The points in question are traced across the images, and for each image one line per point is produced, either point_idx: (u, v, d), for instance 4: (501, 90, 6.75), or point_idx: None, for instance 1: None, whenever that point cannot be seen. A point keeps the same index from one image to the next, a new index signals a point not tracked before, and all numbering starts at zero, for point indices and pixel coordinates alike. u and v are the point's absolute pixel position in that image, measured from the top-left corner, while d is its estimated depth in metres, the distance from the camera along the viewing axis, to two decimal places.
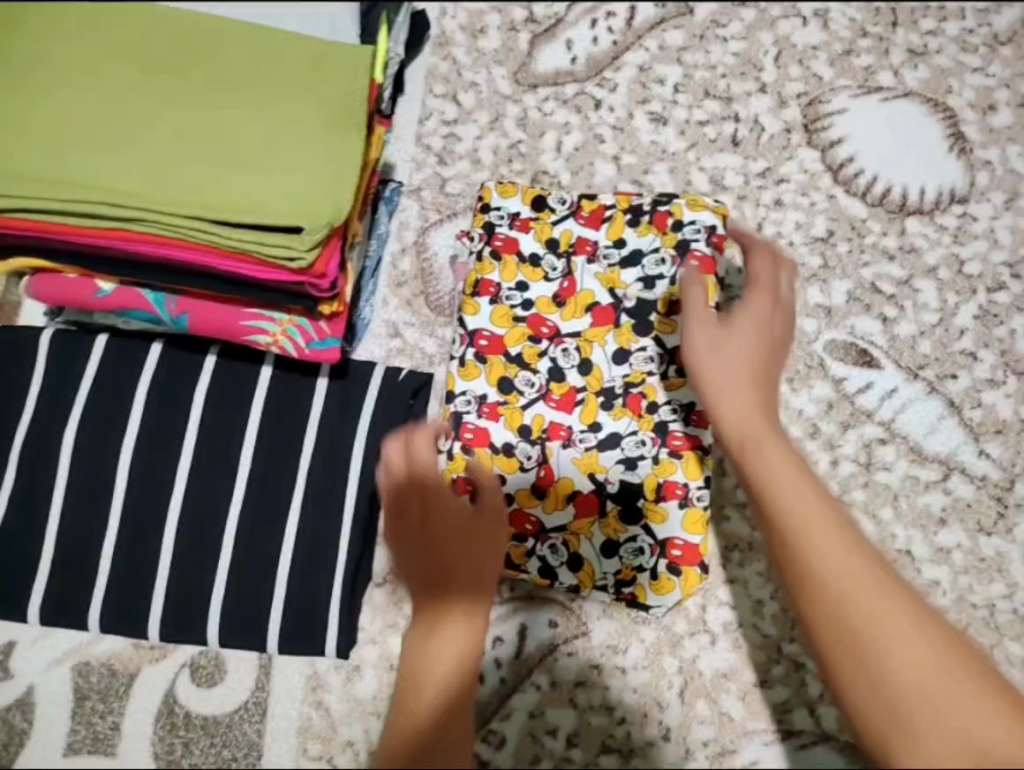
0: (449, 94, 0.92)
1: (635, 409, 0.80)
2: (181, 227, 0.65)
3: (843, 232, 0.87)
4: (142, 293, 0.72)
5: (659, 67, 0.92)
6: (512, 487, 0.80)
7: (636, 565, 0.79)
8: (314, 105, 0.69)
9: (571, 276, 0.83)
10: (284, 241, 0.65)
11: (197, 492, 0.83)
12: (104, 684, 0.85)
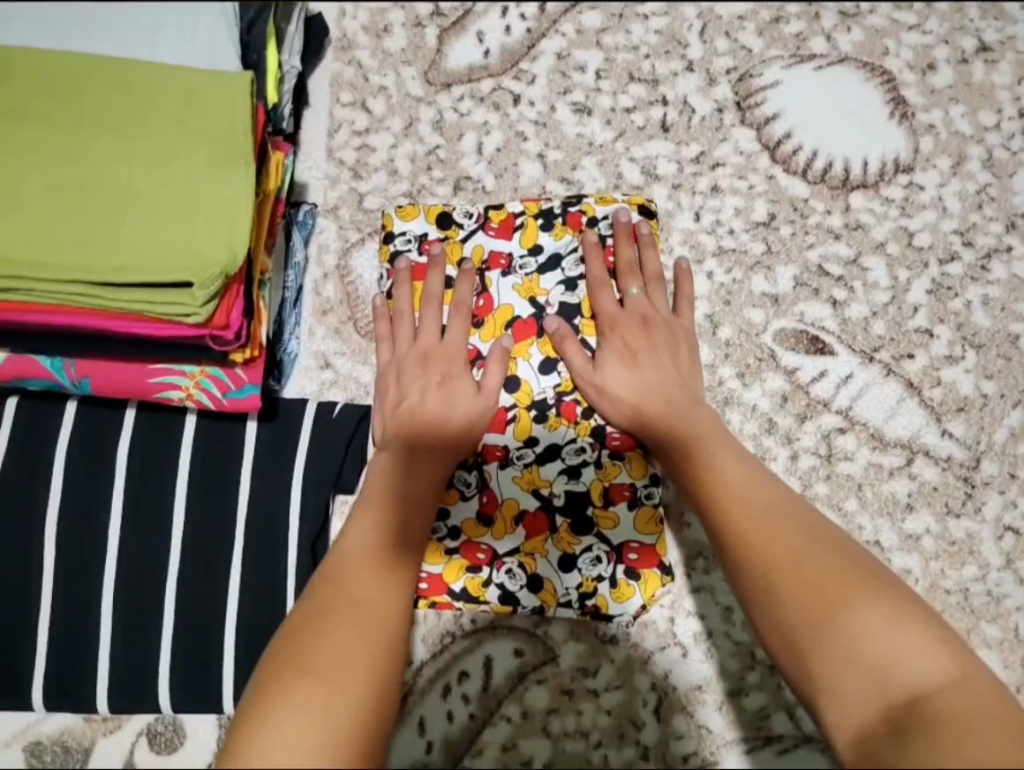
0: (358, 102, 0.86)
1: (570, 417, 0.77)
2: (61, 293, 0.60)
3: (785, 214, 0.83)
4: (38, 360, 0.67)
5: (578, 53, 0.86)
6: (456, 519, 0.77)
7: (595, 575, 0.76)
8: (196, 145, 0.63)
9: (487, 292, 0.79)
10: (175, 299, 0.60)
11: (131, 553, 0.77)
12: (59, 761, 0.80)
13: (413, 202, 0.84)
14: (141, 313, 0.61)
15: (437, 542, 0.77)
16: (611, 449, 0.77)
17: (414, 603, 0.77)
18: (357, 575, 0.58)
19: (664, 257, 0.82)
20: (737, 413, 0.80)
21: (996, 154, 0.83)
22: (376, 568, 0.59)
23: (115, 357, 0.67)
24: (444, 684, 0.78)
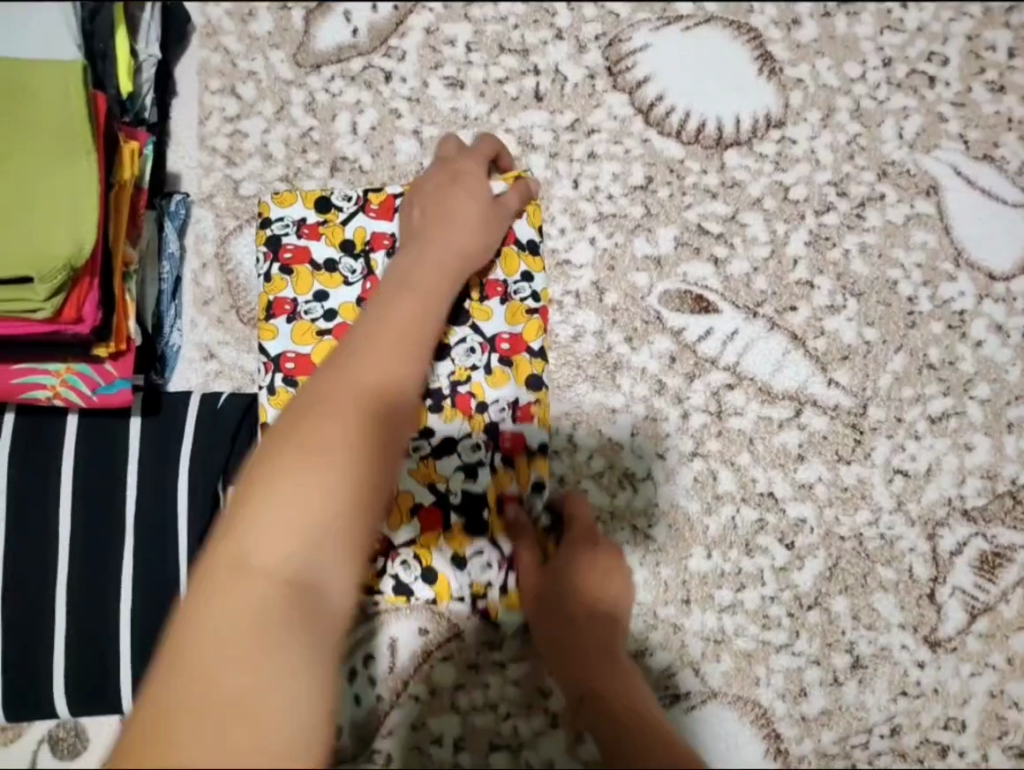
0: (228, 88, 0.84)
1: (465, 409, 0.76)
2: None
3: (662, 177, 0.83)
4: None
5: (447, 27, 0.85)
6: None
7: (486, 581, 0.75)
8: (35, 135, 0.61)
9: (373, 275, 0.78)
10: (18, 296, 0.58)
11: (16, 558, 0.73)
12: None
13: (292, 189, 0.82)
14: None
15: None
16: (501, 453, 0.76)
17: None
18: (299, 488, 0.42)
19: (545, 225, 0.82)
20: (627, 377, 0.81)
21: (864, 105, 0.84)
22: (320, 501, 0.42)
23: None
24: (349, 668, 0.77)
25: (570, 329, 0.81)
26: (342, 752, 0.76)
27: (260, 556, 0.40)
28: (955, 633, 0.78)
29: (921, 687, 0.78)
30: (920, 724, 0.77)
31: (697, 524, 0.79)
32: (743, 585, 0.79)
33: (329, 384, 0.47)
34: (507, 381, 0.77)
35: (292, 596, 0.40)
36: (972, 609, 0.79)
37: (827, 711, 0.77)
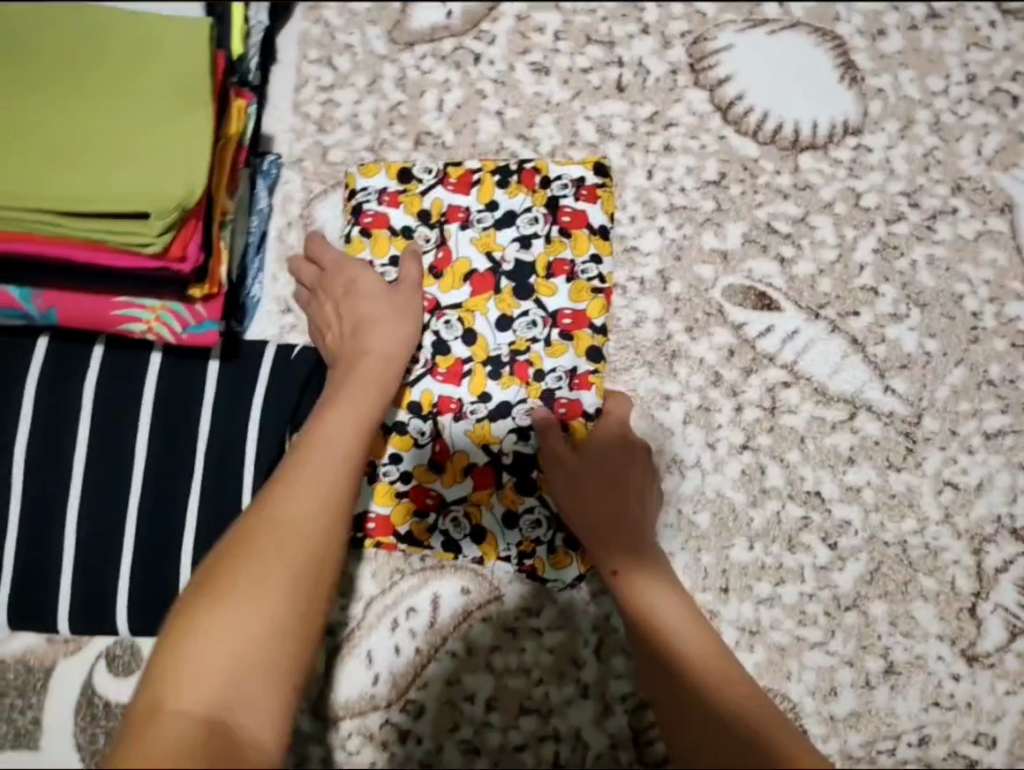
0: (325, 59, 0.88)
1: (522, 377, 0.79)
2: (26, 217, 0.62)
3: (735, 174, 0.85)
4: (6, 289, 0.68)
5: (537, 15, 0.88)
6: (408, 464, 0.79)
7: (536, 537, 0.78)
8: (161, 82, 0.66)
9: (446, 244, 0.82)
10: (133, 228, 0.62)
11: (96, 481, 0.78)
12: (21, 680, 0.80)
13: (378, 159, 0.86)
14: (100, 241, 0.63)
15: (389, 485, 0.79)
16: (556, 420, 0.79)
17: (360, 542, 0.79)
18: (223, 627, 0.52)
19: (617, 212, 0.84)
20: (684, 366, 0.82)
21: (944, 118, 0.85)
22: (248, 630, 0.52)
23: (79, 286, 0.67)
24: (392, 619, 0.80)
25: (632, 314, 0.83)
26: (378, 698, 0.79)
27: (170, 712, 0.48)
28: (994, 649, 0.78)
29: (954, 700, 0.78)
30: (950, 736, 0.77)
31: (741, 516, 0.80)
32: (782, 580, 0.79)
33: (278, 500, 0.60)
34: (566, 352, 0.79)
35: (203, 740, 0.47)
36: (1013, 627, 0.78)
37: (856, 714, 0.78)
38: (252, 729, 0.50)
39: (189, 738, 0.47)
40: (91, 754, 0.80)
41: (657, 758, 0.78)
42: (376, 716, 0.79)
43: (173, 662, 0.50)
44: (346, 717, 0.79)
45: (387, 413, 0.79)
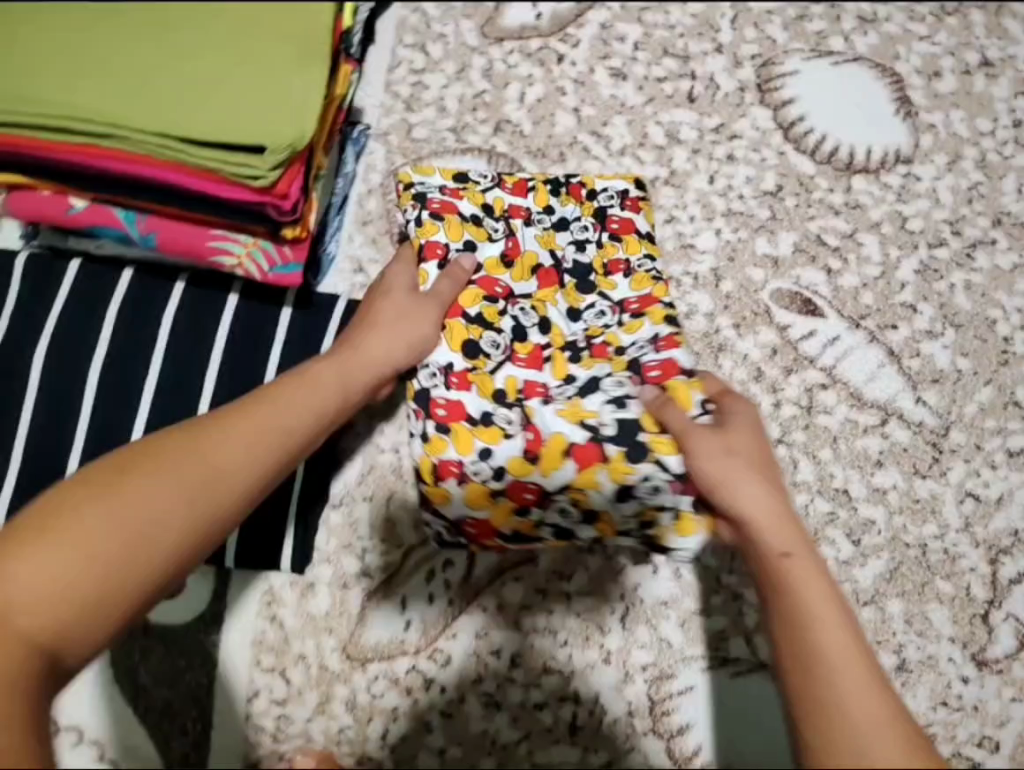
0: (419, 45, 0.95)
1: (603, 355, 0.76)
2: (150, 142, 0.66)
3: (791, 187, 0.91)
4: (113, 211, 0.73)
5: (620, 26, 0.95)
6: (501, 458, 0.72)
7: (658, 505, 0.71)
8: (289, 29, 0.69)
9: (513, 236, 0.80)
10: (246, 160, 0.66)
11: (162, 404, 0.81)
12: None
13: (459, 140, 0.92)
14: (213, 170, 0.67)
15: (482, 485, 0.72)
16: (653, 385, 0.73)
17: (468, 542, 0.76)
18: (106, 539, 0.49)
19: (678, 211, 0.90)
20: (729, 360, 0.87)
21: (989, 157, 0.91)
22: (124, 554, 0.50)
23: (182, 215, 0.72)
24: (428, 568, 0.82)
25: (684, 306, 0.88)
26: (407, 644, 0.80)
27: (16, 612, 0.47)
28: (1004, 656, 0.81)
29: (962, 703, 0.80)
30: (955, 738, 0.80)
31: None
32: None
33: (211, 435, 0.58)
34: (642, 329, 0.77)
35: (34, 659, 0.46)
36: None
37: None
38: (81, 659, 0.49)
39: (21, 650, 0.46)
40: (123, 672, 0.79)
41: (673, 730, 0.79)
42: (403, 662, 0.80)
43: (38, 555, 0.48)
44: (373, 659, 0.80)
45: (472, 404, 0.74)
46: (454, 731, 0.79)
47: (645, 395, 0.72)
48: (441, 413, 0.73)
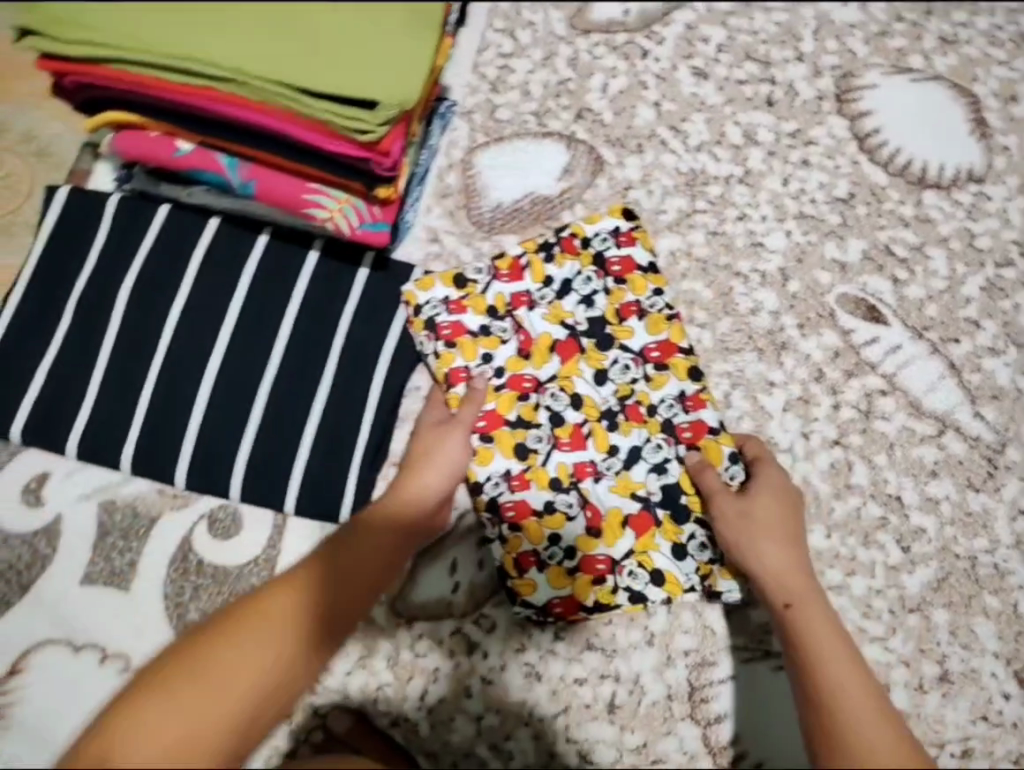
0: (508, 30, 0.98)
1: (638, 417, 0.81)
2: (268, 92, 0.69)
3: (863, 197, 0.92)
4: (217, 157, 0.76)
5: (705, 27, 0.97)
6: (569, 539, 0.78)
7: (710, 557, 0.78)
8: None
9: (523, 329, 0.84)
10: (357, 116, 0.69)
11: (237, 352, 0.83)
12: (127, 523, 0.82)
13: (540, 125, 0.94)
14: (323, 124, 0.70)
15: (559, 565, 0.78)
16: (686, 442, 0.80)
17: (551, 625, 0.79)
18: (195, 705, 0.58)
19: (751, 210, 0.91)
20: (791, 358, 0.87)
21: None
22: (210, 715, 0.58)
23: (284, 165, 0.75)
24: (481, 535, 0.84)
25: (750, 302, 0.89)
26: (454, 607, 0.82)
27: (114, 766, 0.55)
28: None
29: (1002, 718, 0.79)
30: (993, 752, 0.78)
31: (824, 504, 0.84)
32: (854, 571, 0.82)
33: (291, 590, 0.67)
34: (667, 383, 0.82)
35: None
36: None
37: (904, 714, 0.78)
38: None
39: None
40: (174, 608, 0.80)
41: (709, 717, 0.79)
42: (448, 624, 0.82)
43: (141, 721, 0.57)
44: (420, 618, 0.82)
45: (534, 499, 0.79)
46: (492, 697, 0.80)
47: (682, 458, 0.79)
48: (510, 515, 0.79)
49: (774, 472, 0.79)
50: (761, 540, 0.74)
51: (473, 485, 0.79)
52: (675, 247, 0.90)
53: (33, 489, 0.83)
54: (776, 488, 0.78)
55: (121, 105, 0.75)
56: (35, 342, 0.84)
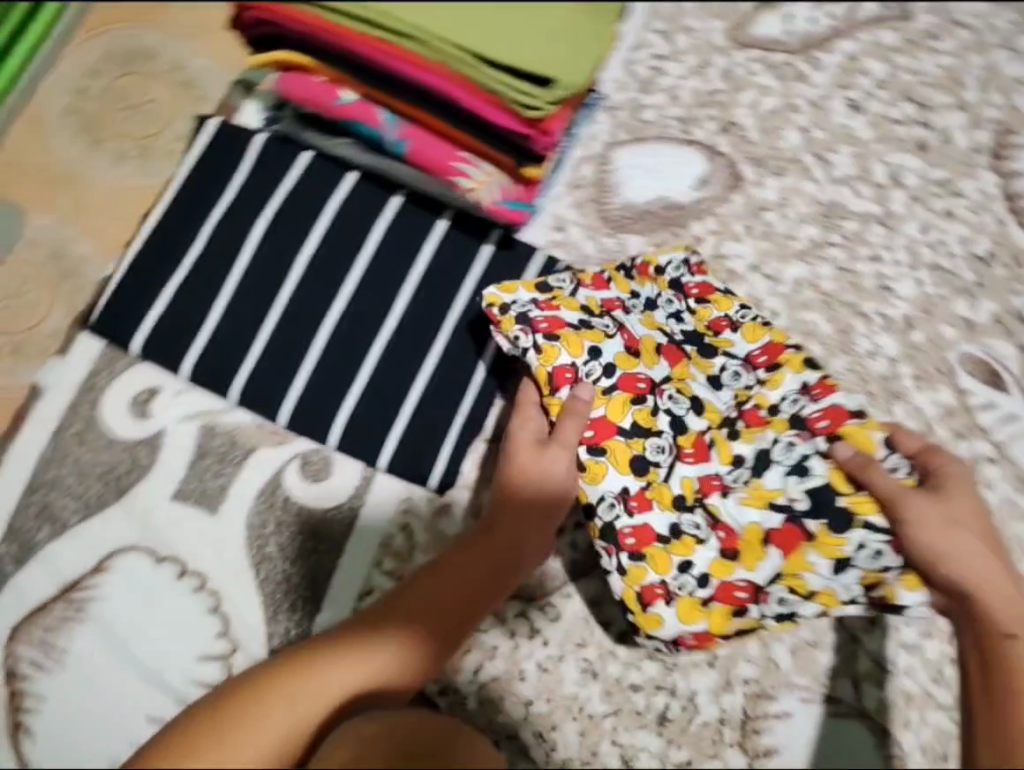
0: (666, 33, 0.97)
1: (758, 422, 0.77)
2: (453, 59, 0.75)
3: (1004, 258, 0.89)
4: (378, 111, 0.76)
5: (867, 60, 0.95)
6: (701, 565, 0.74)
7: (880, 569, 0.71)
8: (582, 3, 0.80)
9: (624, 328, 0.80)
10: (532, 93, 0.74)
11: (356, 306, 0.85)
12: (223, 449, 0.85)
13: (683, 131, 0.93)
14: (494, 96, 0.75)
15: (690, 598, 0.74)
16: (822, 433, 0.75)
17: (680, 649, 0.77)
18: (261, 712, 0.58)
19: (884, 252, 0.89)
20: (902, 409, 0.85)
21: None
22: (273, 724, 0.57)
23: (444, 130, 0.76)
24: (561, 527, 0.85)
25: (869, 345, 0.87)
26: (523, 589, 0.83)
27: None
28: None
29: None
30: None
31: None
32: (932, 634, 0.81)
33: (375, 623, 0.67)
34: (784, 380, 0.78)
35: None
36: None
37: None
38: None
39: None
40: (256, 537, 0.83)
41: (758, 750, 0.79)
42: (514, 605, 0.82)
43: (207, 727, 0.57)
44: None
45: (658, 523, 0.75)
46: (545, 686, 0.81)
47: (844, 456, 0.73)
48: (632, 540, 0.74)
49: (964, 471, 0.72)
50: (960, 547, 0.68)
51: (586, 506, 0.75)
52: (801, 276, 0.89)
53: (143, 400, 0.87)
54: (965, 488, 0.71)
55: (299, 47, 0.78)
56: (166, 262, 0.86)
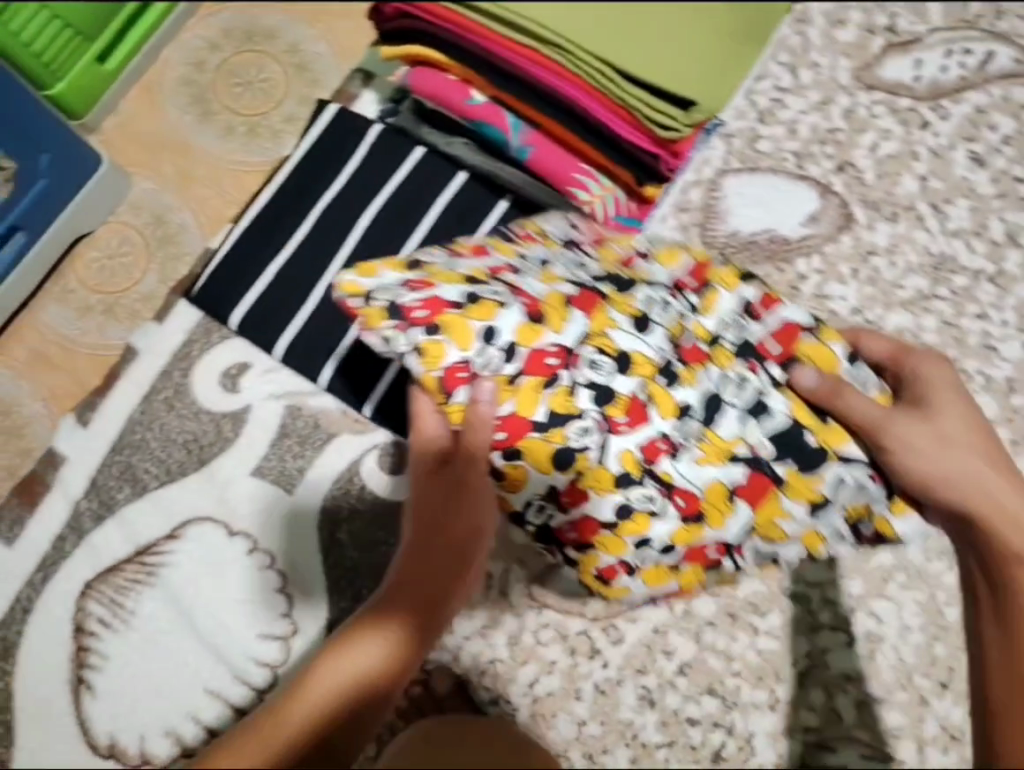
0: (790, 66, 0.96)
1: (698, 360, 0.66)
2: (594, 73, 0.75)
3: None
4: (506, 115, 0.76)
5: (996, 114, 0.92)
6: (665, 535, 0.67)
7: (864, 504, 0.66)
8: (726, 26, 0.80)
9: (517, 288, 0.64)
10: (673, 114, 0.75)
11: None
12: (305, 431, 0.86)
13: (797, 166, 0.92)
14: (630, 113, 0.75)
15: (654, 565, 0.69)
16: (777, 359, 0.67)
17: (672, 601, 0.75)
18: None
19: (992, 311, 0.87)
20: None
21: None
22: None
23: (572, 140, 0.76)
24: None
25: None
26: (587, 608, 0.81)
27: None
28: None
29: None
30: None
31: None
32: None
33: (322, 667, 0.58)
34: (720, 302, 0.68)
35: None
36: None
37: None
38: None
39: None
40: (328, 522, 0.84)
41: None
42: (577, 623, 0.81)
43: None
44: (551, 609, 0.81)
45: (600, 508, 0.65)
46: (601, 709, 0.80)
47: (809, 383, 0.65)
48: (576, 532, 0.67)
49: (956, 383, 0.68)
50: (952, 464, 0.65)
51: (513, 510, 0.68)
52: (903, 325, 0.88)
53: (232, 374, 0.87)
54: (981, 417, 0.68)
55: (437, 43, 0.77)
56: (273, 241, 0.87)
